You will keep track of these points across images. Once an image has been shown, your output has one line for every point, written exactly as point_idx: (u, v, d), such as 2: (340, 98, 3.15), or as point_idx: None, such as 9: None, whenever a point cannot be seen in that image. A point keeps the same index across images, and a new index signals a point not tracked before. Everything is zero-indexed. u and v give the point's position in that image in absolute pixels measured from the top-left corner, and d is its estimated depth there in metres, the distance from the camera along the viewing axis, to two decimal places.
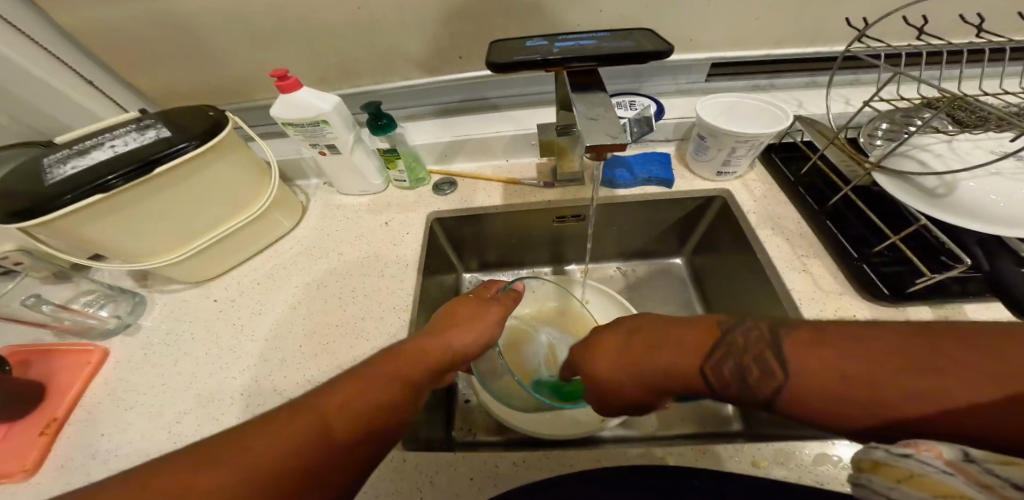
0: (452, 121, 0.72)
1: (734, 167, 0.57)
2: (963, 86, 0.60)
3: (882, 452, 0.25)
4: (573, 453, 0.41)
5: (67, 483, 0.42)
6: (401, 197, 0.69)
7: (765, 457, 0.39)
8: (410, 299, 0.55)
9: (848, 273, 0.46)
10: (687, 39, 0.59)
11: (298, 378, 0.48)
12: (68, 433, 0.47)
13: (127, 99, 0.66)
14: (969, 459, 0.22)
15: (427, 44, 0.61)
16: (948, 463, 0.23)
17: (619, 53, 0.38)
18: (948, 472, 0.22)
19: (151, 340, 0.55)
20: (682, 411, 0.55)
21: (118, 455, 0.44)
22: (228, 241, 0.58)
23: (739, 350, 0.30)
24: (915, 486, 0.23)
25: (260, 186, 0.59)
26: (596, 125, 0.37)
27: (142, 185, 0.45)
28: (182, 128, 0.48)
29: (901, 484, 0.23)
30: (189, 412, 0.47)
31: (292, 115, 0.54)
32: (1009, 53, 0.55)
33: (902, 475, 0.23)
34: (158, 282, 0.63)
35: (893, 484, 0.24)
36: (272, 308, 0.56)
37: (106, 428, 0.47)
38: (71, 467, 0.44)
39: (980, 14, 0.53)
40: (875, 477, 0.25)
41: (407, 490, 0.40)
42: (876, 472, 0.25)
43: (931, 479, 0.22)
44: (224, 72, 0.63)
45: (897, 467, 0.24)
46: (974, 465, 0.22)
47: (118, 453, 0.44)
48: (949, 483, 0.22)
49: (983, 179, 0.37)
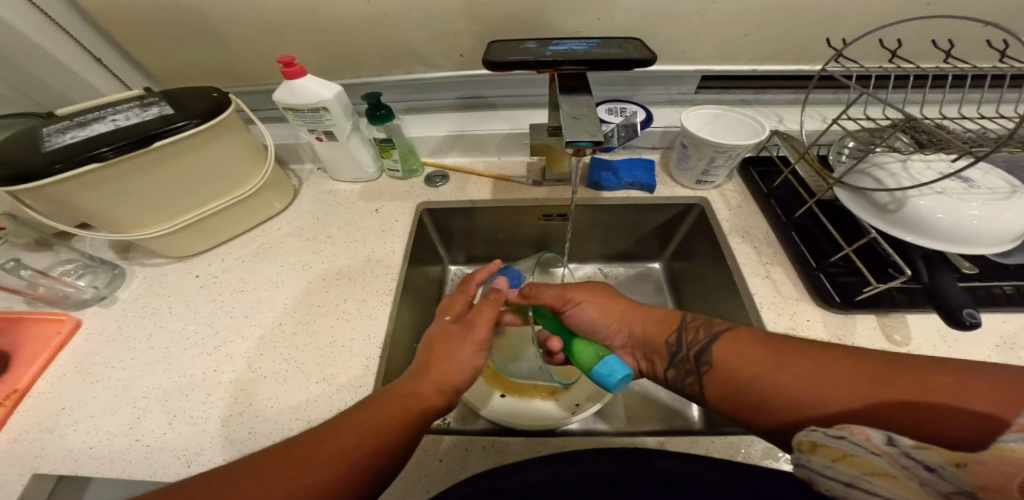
0: (447, 116, 0.74)
1: (713, 177, 0.60)
2: (929, 109, 0.64)
3: (821, 436, 0.28)
4: (539, 439, 0.43)
5: (18, 455, 0.43)
6: (394, 186, 0.71)
7: (716, 448, 0.41)
8: (394, 285, 0.57)
9: (806, 281, 0.49)
10: (679, 51, 0.62)
11: (275, 356, 0.50)
12: (29, 405, 0.47)
13: (125, 73, 0.67)
14: (891, 444, 0.25)
15: (428, 40, 0.62)
16: (876, 445, 0.26)
17: (609, 60, 0.39)
18: (874, 452, 0.26)
19: (127, 313, 0.56)
20: (648, 408, 0.57)
21: (77, 428, 0.45)
22: (218, 217, 0.59)
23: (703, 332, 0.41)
24: (848, 463, 0.26)
25: (253, 170, 0.60)
26: (577, 124, 0.39)
27: (141, 158, 0.47)
28: (182, 108, 0.49)
29: (835, 461, 0.27)
30: (158, 387, 0.48)
31: (294, 103, 0.55)
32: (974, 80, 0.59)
33: (837, 455, 0.27)
34: (140, 255, 0.63)
35: (830, 462, 0.27)
36: (256, 286, 0.58)
37: (68, 401, 0.47)
38: (25, 440, 0.44)
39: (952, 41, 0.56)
40: (815, 457, 0.28)
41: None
42: (816, 452, 0.28)
43: (863, 458, 0.26)
44: (225, 53, 0.64)
45: (833, 447, 0.27)
46: (896, 448, 0.25)
47: (78, 427, 0.45)
48: (872, 460, 0.25)
49: (930, 197, 0.39)
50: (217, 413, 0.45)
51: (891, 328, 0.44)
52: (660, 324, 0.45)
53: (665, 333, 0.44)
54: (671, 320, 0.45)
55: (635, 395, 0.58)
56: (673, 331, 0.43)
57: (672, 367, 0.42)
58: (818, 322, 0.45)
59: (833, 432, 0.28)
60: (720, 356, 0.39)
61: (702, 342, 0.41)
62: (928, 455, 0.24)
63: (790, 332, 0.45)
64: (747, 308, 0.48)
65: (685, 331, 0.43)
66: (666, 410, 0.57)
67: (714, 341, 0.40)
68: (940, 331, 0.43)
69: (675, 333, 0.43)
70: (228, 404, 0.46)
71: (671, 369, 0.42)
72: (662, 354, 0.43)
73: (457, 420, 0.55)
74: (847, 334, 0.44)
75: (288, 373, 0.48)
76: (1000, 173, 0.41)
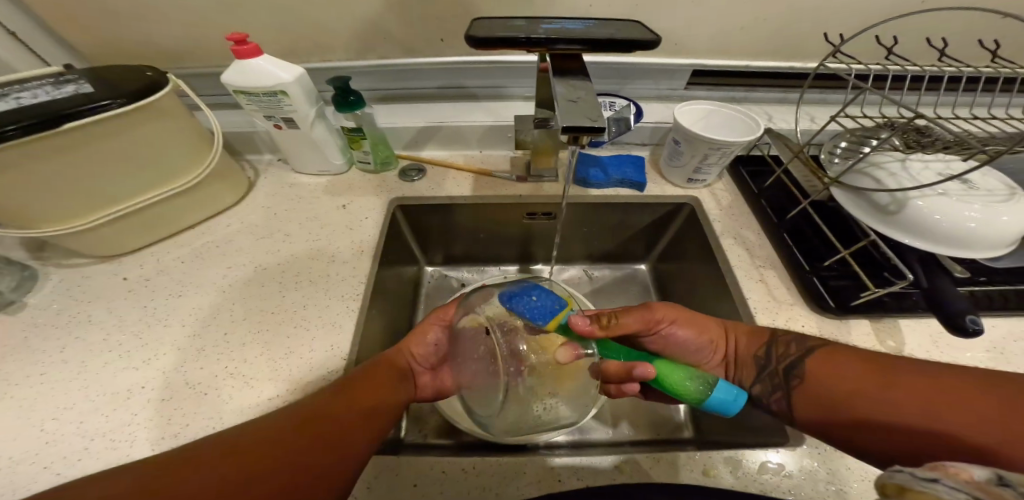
0: (426, 107, 0.68)
1: (705, 175, 0.58)
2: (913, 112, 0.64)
3: (907, 476, 0.18)
4: (526, 459, 0.39)
5: None
6: (364, 180, 0.64)
7: (715, 465, 0.38)
8: (362, 289, 0.51)
9: (801, 284, 0.47)
10: (672, 43, 0.59)
11: (220, 370, 0.43)
12: None
13: None
14: (1002, 485, 0.17)
15: (404, 19, 0.57)
16: (980, 487, 0.17)
17: (609, 40, 0.35)
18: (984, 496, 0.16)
19: (36, 320, 0.47)
20: (640, 418, 0.54)
21: None
22: (154, 211, 0.51)
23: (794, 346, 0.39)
24: None
25: (199, 157, 0.52)
26: (575, 107, 0.34)
27: (48, 141, 0.39)
28: (108, 85, 0.42)
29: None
30: (72, 407, 0.40)
31: (246, 84, 0.48)
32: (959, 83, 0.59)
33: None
34: (57, 253, 0.54)
35: None
36: (199, 290, 0.50)
37: None
38: None
39: (943, 39, 0.56)
40: None
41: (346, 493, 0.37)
42: (902, 497, 0.18)
43: None
44: (164, 24, 0.55)
45: (926, 490, 0.17)
46: (1006, 489, 0.16)
47: None
48: None
49: (931, 199, 0.37)
50: (145, 439, 0.38)
51: (885, 333, 0.43)
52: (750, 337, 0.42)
53: (753, 347, 0.41)
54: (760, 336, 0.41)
55: (624, 405, 0.55)
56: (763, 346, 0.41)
57: (758, 382, 0.40)
58: (814, 327, 0.44)
59: (919, 472, 0.18)
60: (816, 371, 0.37)
61: (794, 357, 0.39)
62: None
63: None
64: (743, 314, 0.46)
65: (772, 347, 0.40)
66: (656, 419, 0.54)
67: (807, 357, 0.38)
68: (932, 336, 0.42)
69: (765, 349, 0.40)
70: (162, 428, 0.39)
71: (758, 383, 0.40)
72: (749, 368, 0.41)
73: (435, 434, 0.50)
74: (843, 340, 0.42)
75: (234, 390, 0.41)
76: (997, 175, 0.40)
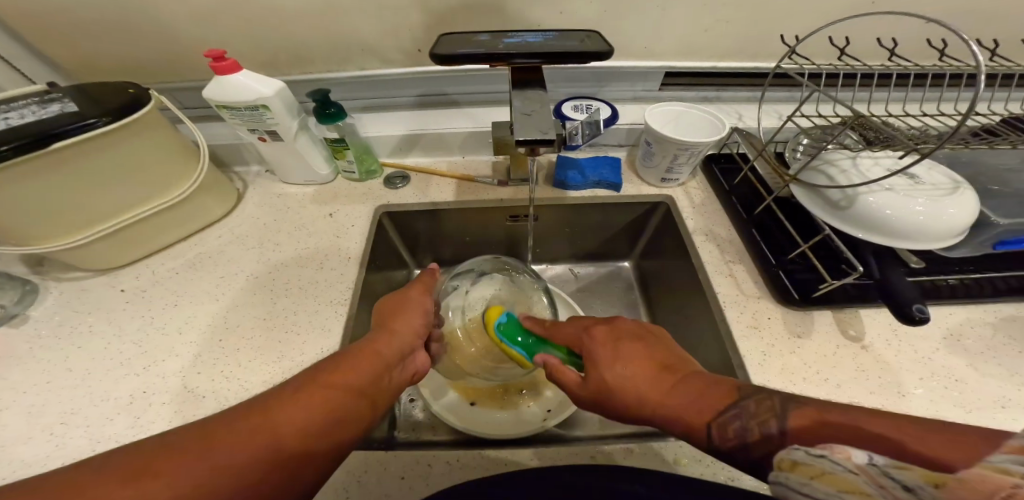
0: (408, 115, 0.70)
1: (677, 174, 0.60)
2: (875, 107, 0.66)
3: (803, 453, 0.23)
4: (506, 451, 0.42)
5: None
6: (350, 189, 0.66)
7: (684, 455, 0.40)
8: (349, 293, 0.53)
9: (767, 278, 0.49)
10: (642, 47, 0.61)
11: (214, 375, 0.46)
12: None
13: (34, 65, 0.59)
14: (873, 463, 0.19)
15: (383, 34, 0.59)
16: (855, 464, 0.20)
17: (563, 53, 0.37)
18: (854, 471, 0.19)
19: (39, 332, 0.50)
20: (623, 410, 0.56)
21: None
22: (146, 223, 0.54)
23: (754, 411, 0.29)
24: (824, 483, 0.20)
25: (185, 169, 0.54)
26: (529, 121, 0.37)
27: (38, 159, 0.41)
28: (92, 104, 0.44)
29: (811, 480, 0.21)
30: (77, 412, 0.43)
31: (227, 99, 0.50)
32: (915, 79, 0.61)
33: (815, 473, 0.21)
34: (57, 268, 0.57)
35: (806, 482, 0.21)
36: (193, 300, 0.53)
37: None
38: None
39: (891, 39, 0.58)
40: (793, 475, 0.22)
41: (337, 484, 0.39)
42: (795, 470, 0.22)
43: (841, 477, 0.19)
44: (152, 46, 0.58)
45: (812, 465, 0.21)
46: (876, 468, 0.19)
47: None
48: (852, 479, 0.19)
49: (878, 194, 0.39)
50: None
51: (847, 323, 0.44)
52: (698, 399, 0.32)
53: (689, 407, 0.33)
54: (710, 402, 0.32)
55: None
56: (707, 422, 0.31)
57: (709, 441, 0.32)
58: (780, 320, 0.45)
59: (814, 449, 0.22)
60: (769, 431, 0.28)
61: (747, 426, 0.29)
62: (910, 475, 0.18)
63: (753, 331, 0.45)
64: (711, 308, 0.47)
65: (718, 422, 0.31)
66: None
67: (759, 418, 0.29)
68: (891, 325, 0.44)
69: (711, 426, 0.31)
70: (161, 430, 0.41)
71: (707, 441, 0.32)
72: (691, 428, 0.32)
73: (427, 429, 0.53)
74: (806, 331, 0.44)
75: (227, 393, 0.44)
76: (942, 169, 0.43)
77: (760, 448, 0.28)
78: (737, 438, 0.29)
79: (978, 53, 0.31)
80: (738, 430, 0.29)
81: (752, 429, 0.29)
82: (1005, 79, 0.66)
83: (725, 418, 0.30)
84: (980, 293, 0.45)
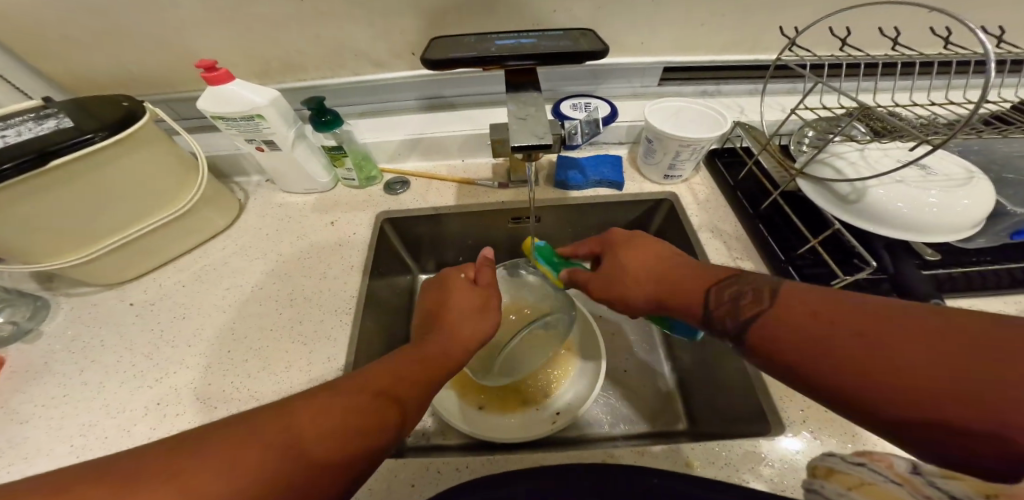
0: (405, 119, 0.69)
1: (680, 171, 0.59)
2: (879, 97, 0.65)
3: None
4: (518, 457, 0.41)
5: None
6: (350, 196, 0.66)
7: (697, 456, 0.40)
8: (353, 302, 0.53)
9: (776, 273, 0.48)
10: (639, 43, 0.60)
11: (224, 385, 0.46)
12: None
13: (31, 83, 0.59)
14: None
15: (378, 40, 0.59)
16: None
17: (558, 55, 0.37)
18: None
19: (54, 347, 0.50)
20: (635, 409, 0.55)
21: None
22: (151, 237, 0.54)
23: (750, 281, 0.33)
24: None
25: (185, 181, 0.54)
26: (523, 125, 0.37)
27: (38, 178, 0.41)
28: (87, 119, 0.44)
29: (851, 490, 0.26)
30: (95, 424, 0.43)
31: (223, 109, 0.50)
32: (918, 68, 0.60)
33: None
34: (66, 284, 0.57)
35: None
36: (200, 311, 0.53)
37: None
38: None
39: (894, 28, 0.57)
40: None
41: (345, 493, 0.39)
42: None
43: None
44: (150, 59, 0.58)
45: (850, 476, 0.27)
46: None
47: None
48: None
49: (888, 186, 0.38)
50: None
51: None
52: (693, 277, 0.36)
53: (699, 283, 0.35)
54: (705, 278, 0.35)
55: (617, 399, 0.56)
56: (707, 290, 0.35)
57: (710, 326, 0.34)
58: None
59: None
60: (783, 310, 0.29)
61: (758, 304, 0.31)
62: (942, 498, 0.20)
63: None
64: None
65: (719, 288, 0.34)
66: (649, 411, 0.55)
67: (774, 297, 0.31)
68: None
69: (708, 296, 0.34)
70: None
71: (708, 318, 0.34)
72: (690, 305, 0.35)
73: (436, 434, 0.52)
74: None
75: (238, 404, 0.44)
76: (954, 159, 0.41)
77: (749, 313, 0.31)
78: (733, 305, 0.32)
79: (985, 39, 0.30)
80: (728, 309, 0.32)
81: (746, 296, 0.32)
82: (1014, 63, 0.65)
83: (721, 289, 0.34)
84: (998, 284, 0.44)
